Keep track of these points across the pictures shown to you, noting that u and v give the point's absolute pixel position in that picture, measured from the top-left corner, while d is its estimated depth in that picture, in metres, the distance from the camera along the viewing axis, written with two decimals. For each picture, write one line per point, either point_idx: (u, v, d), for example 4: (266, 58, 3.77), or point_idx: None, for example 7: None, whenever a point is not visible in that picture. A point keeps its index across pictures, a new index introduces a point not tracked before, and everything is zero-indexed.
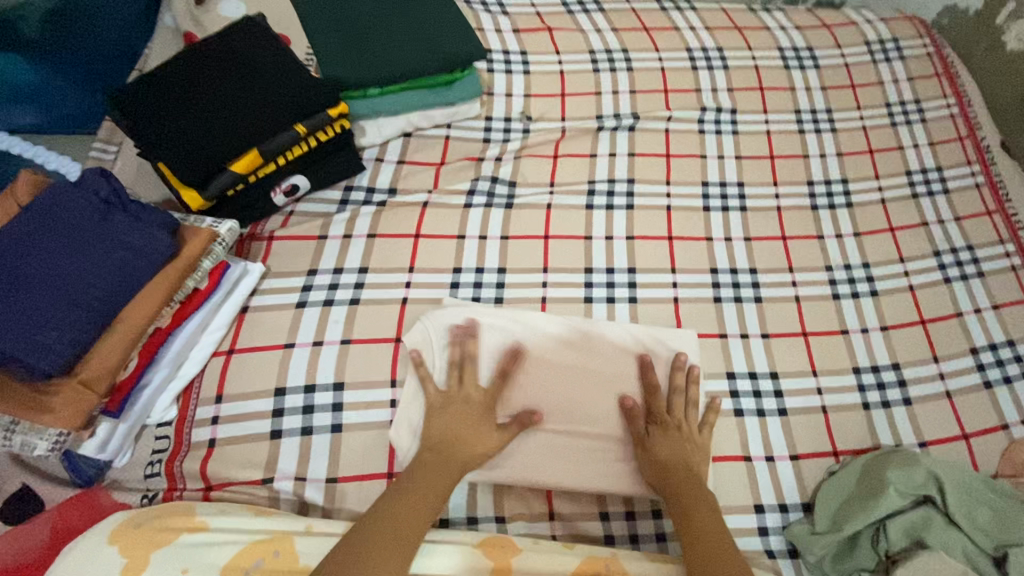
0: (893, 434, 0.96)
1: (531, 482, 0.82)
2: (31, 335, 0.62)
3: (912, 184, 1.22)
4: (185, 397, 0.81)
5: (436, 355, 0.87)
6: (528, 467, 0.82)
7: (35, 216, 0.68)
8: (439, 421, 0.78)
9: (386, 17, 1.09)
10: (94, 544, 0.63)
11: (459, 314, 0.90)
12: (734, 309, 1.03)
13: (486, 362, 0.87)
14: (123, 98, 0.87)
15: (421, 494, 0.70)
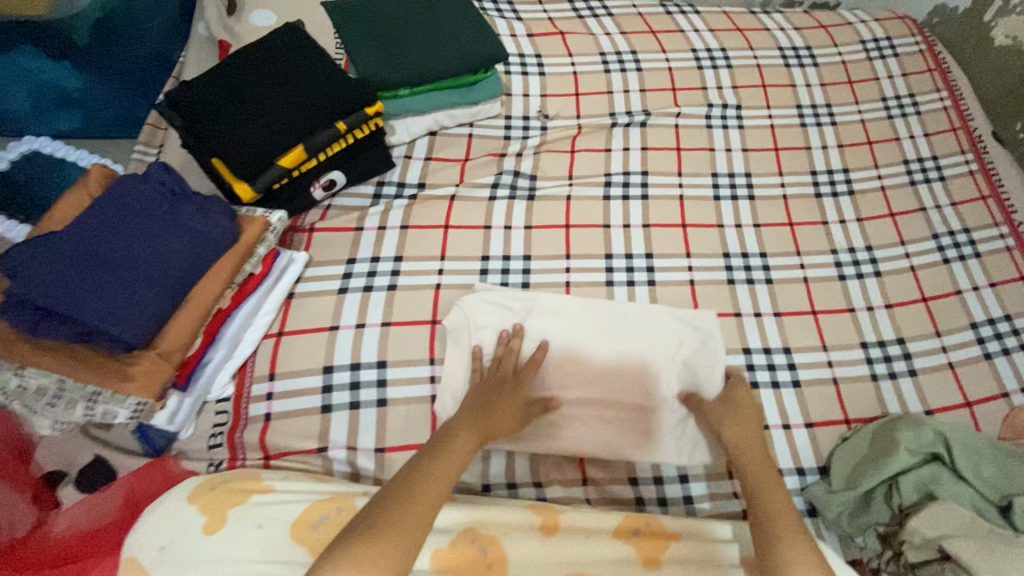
0: (900, 403, 1.01)
1: (565, 450, 0.87)
2: (116, 311, 0.68)
3: (909, 171, 1.29)
4: (241, 375, 0.87)
5: (474, 334, 0.92)
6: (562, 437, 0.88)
7: (110, 205, 0.74)
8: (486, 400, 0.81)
9: (414, 23, 1.16)
10: (175, 505, 0.70)
11: (490, 295, 0.96)
12: (746, 290, 1.10)
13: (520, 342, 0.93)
14: (179, 99, 0.94)
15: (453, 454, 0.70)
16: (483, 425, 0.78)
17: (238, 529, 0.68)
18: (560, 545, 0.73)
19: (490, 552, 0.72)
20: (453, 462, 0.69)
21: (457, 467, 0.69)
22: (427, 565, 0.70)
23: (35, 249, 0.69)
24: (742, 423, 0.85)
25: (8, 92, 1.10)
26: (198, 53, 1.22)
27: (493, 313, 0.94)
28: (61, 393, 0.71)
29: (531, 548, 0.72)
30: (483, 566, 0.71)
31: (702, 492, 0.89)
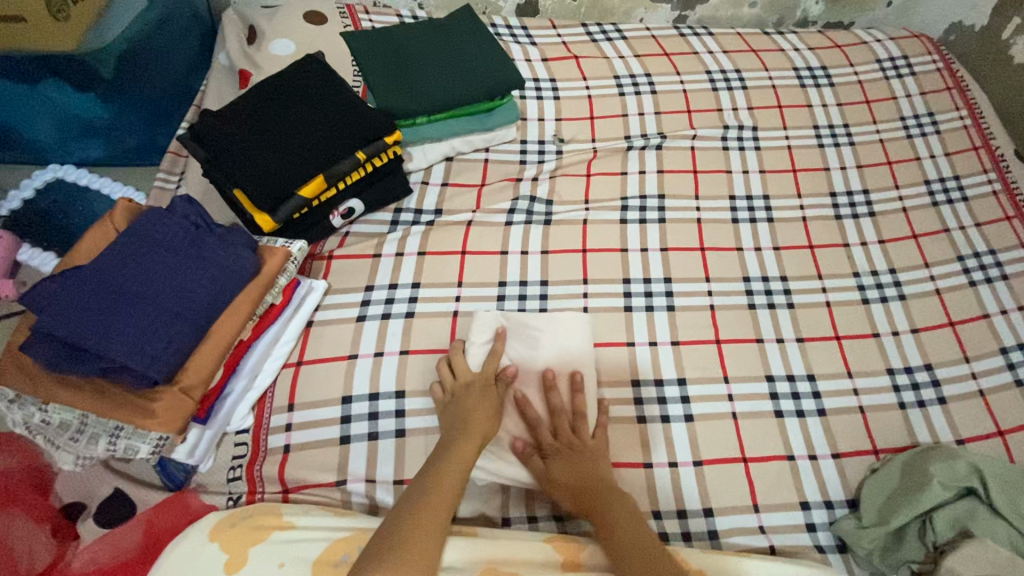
0: (930, 432, 0.98)
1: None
2: (141, 347, 0.68)
3: (931, 192, 1.28)
4: (260, 406, 0.87)
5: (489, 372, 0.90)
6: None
7: (135, 240, 0.75)
8: (480, 410, 0.81)
9: (432, 52, 1.18)
10: (196, 542, 0.70)
11: (485, 326, 0.94)
12: (768, 314, 1.08)
13: (533, 381, 0.90)
14: (201, 131, 0.95)
15: (451, 470, 0.71)
16: (473, 430, 0.78)
17: (258, 569, 0.68)
18: None
19: None
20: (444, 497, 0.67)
21: (453, 486, 0.69)
22: None
23: (61, 287, 0.70)
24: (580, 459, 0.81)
25: (36, 124, 1.15)
26: (219, 82, 1.24)
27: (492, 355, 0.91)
28: (83, 428, 0.71)
29: None
30: None
31: (727, 526, 0.87)
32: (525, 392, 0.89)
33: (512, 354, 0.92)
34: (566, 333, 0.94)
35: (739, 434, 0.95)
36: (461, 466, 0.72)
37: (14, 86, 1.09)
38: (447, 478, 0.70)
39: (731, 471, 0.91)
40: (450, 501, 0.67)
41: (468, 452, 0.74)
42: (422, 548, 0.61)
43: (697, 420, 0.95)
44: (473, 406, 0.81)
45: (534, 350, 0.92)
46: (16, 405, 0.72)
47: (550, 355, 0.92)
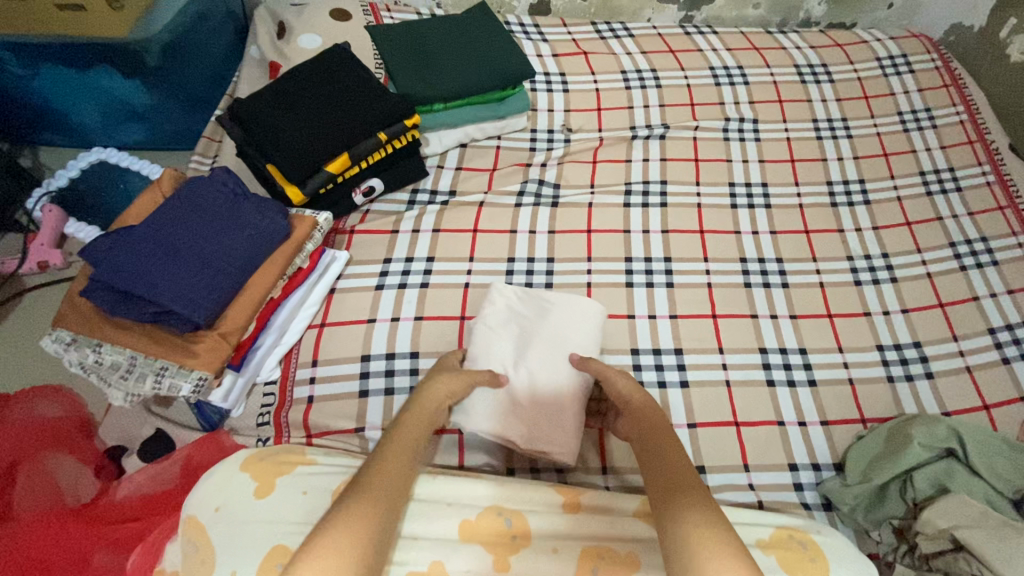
0: (917, 404, 1.03)
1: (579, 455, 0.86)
2: (186, 294, 0.76)
3: (926, 182, 1.33)
4: (287, 360, 0.95)
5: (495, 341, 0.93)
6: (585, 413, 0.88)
7: (180, 203, 0.83)
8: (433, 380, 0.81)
9: (449, 45, 1.26)
10: (230, 471, 0.77)
11: (497, 300, 0.97)
12: (763, 293, 1.14)
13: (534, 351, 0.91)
14: (238, 112, 1.03)
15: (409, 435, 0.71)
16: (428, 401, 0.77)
17: (284, 496, 0.75)
18: (582, 522, 0.76)
19: (515, 523, 0.75)
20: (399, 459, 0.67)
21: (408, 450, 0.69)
22: (455, 532, 0.74)
23: (113, 241, 0.78)
24: (655, 437, 0.75)
25: (84, 110, 1.27)
26: (250, 72, 1.32)
27: (499, 327, 0.94)
28: (132, 367, 0.80)
29: (554, 523, 0.76)
30: (509, 536, 0.74)
31: (717, 483, 0.93)
32: (526, 360, 0.90)
33: (519, 325, 0.95)
34: (578, 309, 0.96)
35: (732, 401, 1.00)
36: (401, 459, 0.67)
37: (67, 71, 1.20)
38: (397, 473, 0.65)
39: (723, 433, 0.97)
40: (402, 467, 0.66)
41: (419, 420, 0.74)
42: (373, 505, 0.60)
43: (693, 388, 1.01)
44: (428, 400, 0.78)
45: (544, 320, 0.94)
46: (73, 347, 0.80)
47: (558, 327, 0.94)
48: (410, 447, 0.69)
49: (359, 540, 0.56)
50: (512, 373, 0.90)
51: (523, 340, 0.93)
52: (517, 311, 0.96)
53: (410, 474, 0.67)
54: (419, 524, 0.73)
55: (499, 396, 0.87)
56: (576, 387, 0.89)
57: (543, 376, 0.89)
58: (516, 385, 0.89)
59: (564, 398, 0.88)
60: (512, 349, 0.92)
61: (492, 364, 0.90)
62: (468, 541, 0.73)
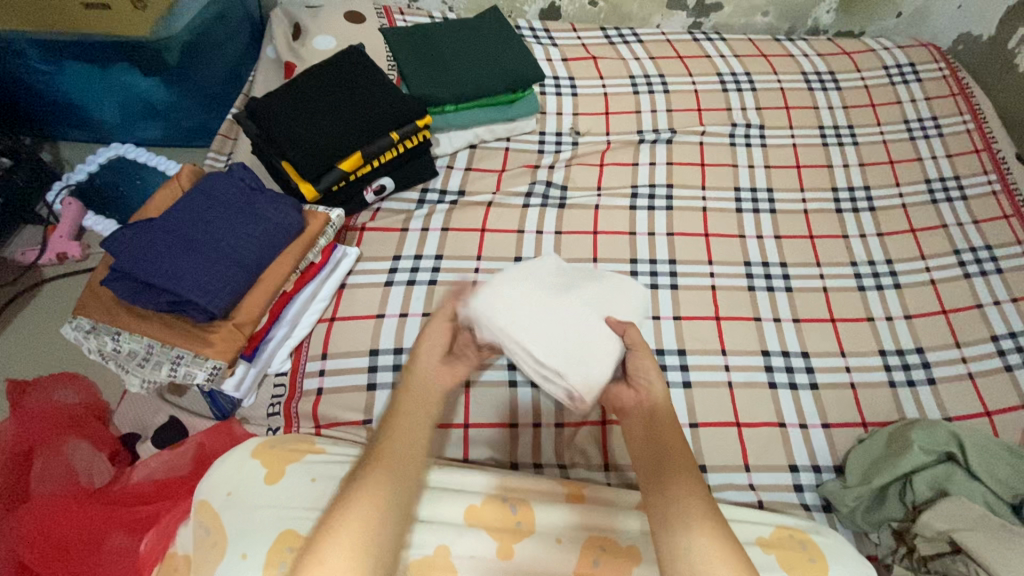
0: (918, 409, 1.04)
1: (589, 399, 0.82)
2: (203, 285, 0.79)
3: (931, 190, 1.33)
4: (297, 353, 0.97)
5: (530, 281, 0.87)
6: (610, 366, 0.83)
7: (198, 198, 0.86)
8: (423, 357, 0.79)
9: (462, 48, 1.29)
10: (241, 456, 0.78)
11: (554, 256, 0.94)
12: (767, 296, 1.15)
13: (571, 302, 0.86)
14: (255, 110, 1.06)
15: (403, 421, 0.70)
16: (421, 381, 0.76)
17: (294, 482, 0.77)
18: (585, 513, 0.78)
19: (520, 512, 0.77)
20: (397, 448, 0.67)
21: (406, 435, 0.68)
22: (461, 519, 0.76)
23: (133, 233, 0.81)
24: (663, 446, 0.71)
25: (105, 103, 1.32)
26: (267, 73, 1.35)
27: (542, 274, 0.89)
28: (149, 355, 0.83)
29: (558, 514, 0.77)
30: (513, 524, 0.76)
31: (718, 482, 0.94)
32: (559, 306, 0.86)
33: (563, 279, 0.90)
34: (636, 287, 0.93)
35: (735, 402, 1.01)
36: (399, 447, 0.67)
37: (94, 69, 1.25)
38: (396, 465, 0.65)
39: (725, 433, 0.98)
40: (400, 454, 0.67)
41: (414, 401, 0.73)
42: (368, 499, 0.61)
43: (696, 388, 1.02)
44: (421, 380, 0.76)
45: (596, 282, 0.92)
46: (92, 335, 0.84)
47: (607, 291, 0.91)
48: (410, 434, 0.69)
49: (357, 537, 0.58)
50: (546, 307, 0.85)
51: (566, 286, 0.89)
52: (566, 269, 0.93)
53: (415, 458, 0.67)
54: (427, 511, 0.75)
55: (524, 319, 0.83)
56: (608, 342, 0.84)
57: (578, 321, 0.85)
58: (547, 320, 0.84)
59: (590, 349, 0.83)
60: (555, 288, 0.88)
61: (526, 292, 0.86)
62: (472, 528, 0.75)
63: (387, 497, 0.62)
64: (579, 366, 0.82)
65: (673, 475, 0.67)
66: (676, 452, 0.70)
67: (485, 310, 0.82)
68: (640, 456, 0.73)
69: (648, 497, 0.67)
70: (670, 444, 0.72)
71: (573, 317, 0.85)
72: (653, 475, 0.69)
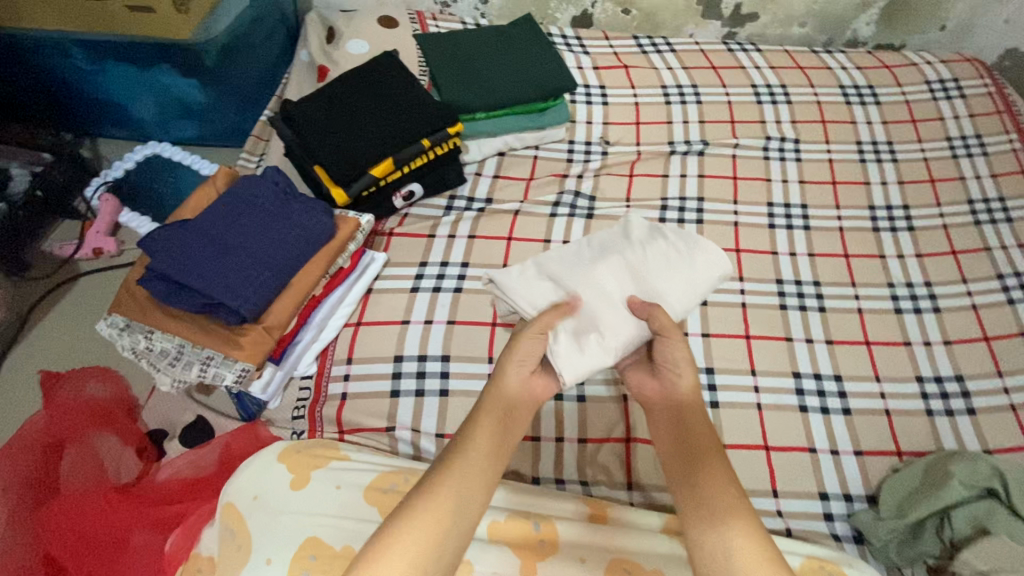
0: (956, 440, 1.00)
1: (582, 376, 0.74)
2: (235, 288, 0.80)
3: (974, 212, 1.29)
4: (323, 356, 0.97)
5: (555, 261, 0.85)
6: (620, 351, 0.76)
7: (233, 201, 0.87)
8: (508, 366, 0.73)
9: (495, 55, 1.29)
10: (267, 460, 0.79)
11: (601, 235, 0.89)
12: (799, 316, 1.12)
13: (595, 277, 0.81)
14: (291, 115, 1.08)
15: (481, 439, 0.67)
16: (505, 399, 0.71)
17: (319, 488, 0.77)
18: (609, 533, 0.76)
19: (543, 530, 0.76)
20: (467, 469, 0.64)
21: (479, 457, 0.65)
22: (483, 533, 0.75)
23: (171, 233, 0.83)
24: (692, 441, 0.71)
25: (144, 104, 1.35)
26: (299, 76, 1.36)
27: (575, 253, 0.85)
28: (180, 355, 0.84)
29: (580, 533, 0.76)
30: (535, 541, 0.75)
31: None
32: (582, 280, 0.81)
33: (597, 255, 0.85)
34: (690, 266, 0.82)
35: (763, 425, 0.99)
36: (470, 470, 0.64)
37: (135, 70, 1.28)
38: (468, 479, 0.64)
39: (753, 457, 0.96)
40: (470, 476, 0.64)
41: (492, 421, 0.69)
42: (428, 518, 0.60)
43: (723, 408, 1.00)
44: (509, 393, 0.72)
45: (642, 252, 0.83)
46: (126, 332, 0.85)
47: (651, 266, 0.82)
48: (483, 455, 0.66)
49: (414, 555, 0.57)
50: (570, 280, 0.81)
51: (602, 258, 0.83)
52: (607, 244, 0.86)
53: (484, 481, 0.65)
54: None
55: (543, 286, 0.83)
56: (625, 322, 0.78)
57: (602, 294, 0.79)
58: (567, 290, 0.81)
59: (603, 324, 0.77)
60: (588, 262, 0.84)
61: (551, 265, 0.84)
62: (495, 544, 0.74)
63: (452, 509, 0.61)
64: (585, 341, 0.76)
65: (709, 478, 0.67)
66: (709, 456, 0.69)
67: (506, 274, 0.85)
68: (670, 458, 0.71)
69: (680, 499, 0.67)
70: (701, 444, 0.70)
71: (594, 295, 0.80)
72: (689, 481, 0.68)
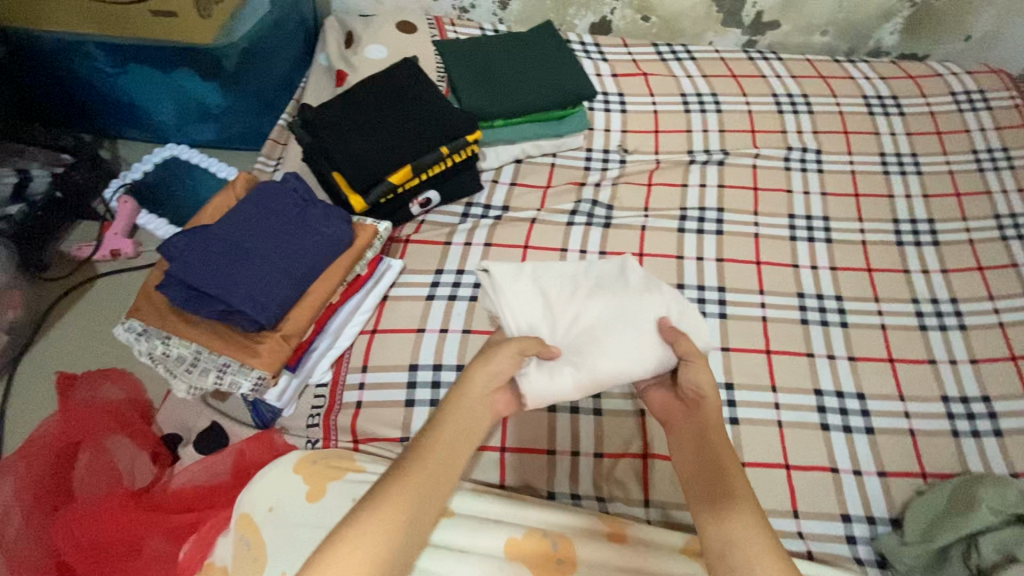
0: (983, 462, 0.97)
1: (543, 403, 0.74)
2: (253, 296, 0.79)
3: (1000, 227, 1.26)
4: (338, 364, 0.97)
5: (551, 280, 0.83)
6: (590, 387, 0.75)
7: (253, 207, 0.87)
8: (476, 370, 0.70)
9: (514, 62, 1.29)
10: (283, 470, 0.78)
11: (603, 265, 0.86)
12: (820, 331, 1.10)
13: (587, 310, 0.80)
14: (311, 120, 1.07)
15: (441, 443, 0.64)
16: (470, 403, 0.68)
17: (335, 500, 0.76)
18: (628, 553, 0.75)
19: (562, 549, 0.74)
20: (425, 473, 0.62)
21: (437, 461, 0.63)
22: (501, 551, 0.74)
23: (190, 239, 0.83)
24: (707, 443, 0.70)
25: (163, 106, 1.35)
26: (318, 79, 1.35)
27: (572, 279, 0.84)
28: (196, 361, 0.84)
29: (599, 552, 0.74)
30: (554, 560, 0.74)
31: None
32: (572, 309, 0.80)
33: (593, 285, 0.83)
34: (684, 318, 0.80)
35: (784, 443, 0.97)
36: (429, 473, 0.62)
37: (154, 72, 1.29)
38: (426, 482, 0.61)
39: (773, 475, 0.94)
40: (427, 479, 0.61)
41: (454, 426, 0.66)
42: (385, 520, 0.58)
43: (743, 425, 0.98)
44: (474, 398, 0.69)
45: (641, 294, 0.81)
46: (143, 337, 0.85)
47: (643, 311, 0.79)
48: (441, 459, 0.63)
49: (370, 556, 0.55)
50: (559, 305, 0.81)
51: (596, 292, 0.82)
52: (605, 278, 0.84)
53: (440, 486, 0.62)
54: (469, 541, 0.74)
55: (532, 301, 0.81)
56: (606, 360, 0.75)
57: (587, 328, 0.79)
58: (555, 314, 0.80)
59: (581, 358, 0.75)
60: (584, 291, 0.82)
61: (547, 282, 0.83)
62: (512, 561, 0.73)
63: (408, 513, 0.59)
64: (557, 369, 0.74)
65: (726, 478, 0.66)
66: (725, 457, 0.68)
67: (500, 272, 0.81)
68: (688, 468, 0.70)
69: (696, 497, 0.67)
70: (716, 445, 0.69)
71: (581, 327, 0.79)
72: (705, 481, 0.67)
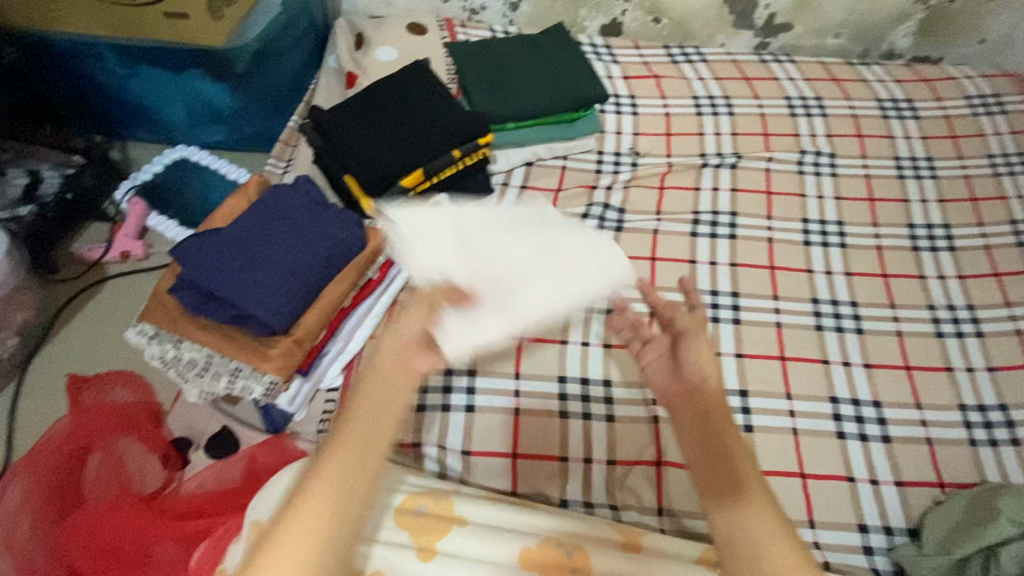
0: (1000, 472, 0.96)
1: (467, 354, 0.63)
2: (264, 301, 0.79)
3: (1017, 232, 1.24)
4: (349, 369, 0.92)
5: (465, 219, 0.74)
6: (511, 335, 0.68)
7: (264, 210, 0.87)
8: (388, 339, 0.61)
9: (524, 64, 1.28)
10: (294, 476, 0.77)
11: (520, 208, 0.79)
12: (835, 337, 1.08)
13: (505, 252, 0.72)
14: (324, 125, 1.07)
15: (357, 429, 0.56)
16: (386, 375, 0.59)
17: None
18: (643, 563, 0.74)
19: (576, 558, 0.73)
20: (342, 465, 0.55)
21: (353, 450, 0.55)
22: (515, 560, 0.73)
23: (203, 242, 0.82)
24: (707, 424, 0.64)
25: (174, 108, 1.35)
26: (328, 81, 1.35)
27: (487, 219, 0.75)
28: (208, 365, 0.84)
29: (614, 563, 0.73)
30: (567, 570, 0.73)
31: None
32: (487, 251, 0.71)
33: (510, 227, 0.75)
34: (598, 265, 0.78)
35: (799, 451, 0.96)
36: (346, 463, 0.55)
37: (166, 74, 1.29)
38: (345, 476, 0.55)
39: (788, 484, 0.92)
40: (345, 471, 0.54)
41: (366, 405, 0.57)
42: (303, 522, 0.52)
43: (757, 432, 0.97)
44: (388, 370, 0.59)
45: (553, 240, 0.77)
46: (154, 340, 0.85)
47: (557, 257, 0.75)
48: (359, 445, 0.56)
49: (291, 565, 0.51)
50: (475, 246, 0.71)
51: (511, 234, 0.75)
52: (524, 220, 0.78)
53: (362, 475, 0.55)
54: (482, 550, 0.74)
55: (446, 244, 0.70)
56: (528, 310, 0.70)
57: (507, 275, 0.70)
58: (473, 256, 0.70)
59: (501, 307, 0.68)
60: (498, 233, 0.74)
61: (462, 224, 0.73)
62: (525, 571, 0.72)
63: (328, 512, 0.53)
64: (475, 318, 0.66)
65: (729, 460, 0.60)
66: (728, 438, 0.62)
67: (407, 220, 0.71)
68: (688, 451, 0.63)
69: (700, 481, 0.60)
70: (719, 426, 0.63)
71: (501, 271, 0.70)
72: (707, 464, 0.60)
